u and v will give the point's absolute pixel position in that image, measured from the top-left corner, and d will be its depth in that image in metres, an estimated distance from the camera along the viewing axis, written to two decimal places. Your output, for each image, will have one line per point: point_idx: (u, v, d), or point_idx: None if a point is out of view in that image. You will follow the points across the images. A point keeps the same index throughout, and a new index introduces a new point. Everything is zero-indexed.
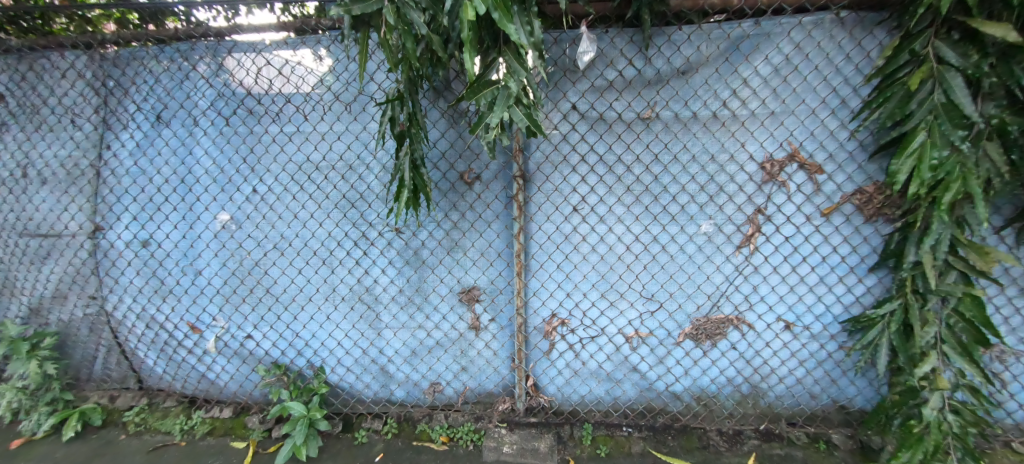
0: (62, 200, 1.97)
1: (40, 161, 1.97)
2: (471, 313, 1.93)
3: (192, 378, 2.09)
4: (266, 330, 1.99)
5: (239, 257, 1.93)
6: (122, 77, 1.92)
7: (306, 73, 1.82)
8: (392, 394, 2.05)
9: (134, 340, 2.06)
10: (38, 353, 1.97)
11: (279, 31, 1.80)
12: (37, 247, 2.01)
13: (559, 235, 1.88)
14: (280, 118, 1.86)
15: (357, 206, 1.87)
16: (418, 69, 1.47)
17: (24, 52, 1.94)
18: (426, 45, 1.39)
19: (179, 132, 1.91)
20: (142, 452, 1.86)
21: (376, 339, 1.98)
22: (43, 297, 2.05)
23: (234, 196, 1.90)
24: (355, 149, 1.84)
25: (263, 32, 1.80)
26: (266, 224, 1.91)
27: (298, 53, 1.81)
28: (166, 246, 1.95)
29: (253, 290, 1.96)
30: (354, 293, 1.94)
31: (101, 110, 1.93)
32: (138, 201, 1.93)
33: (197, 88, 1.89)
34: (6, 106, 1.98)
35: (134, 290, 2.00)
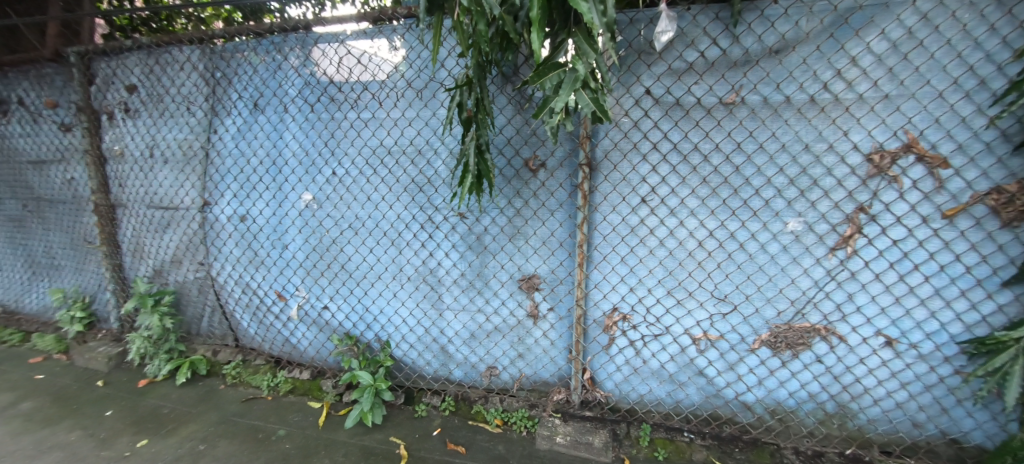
0: (180, 178, 2.26)
1: (163, 143, 2.27)
2: (530, 302, 1.93)
3: (278, 340, 2.31)
4: (340, 303, 2.15)
5: (319, 234, 2.10)
6: (227, 69, 2.14)
7: (382, 62, 1.90)
8: (450, 373, 2.12)
9: (233, 303, 2.32)
10: (161, 308, 2.31)
11: (359, 21, 1.85)
12: (160, 217, 2.34)
13: (625, 227, 1.80)
14: (357, 105, 1.96)
15: (425, 190, 1.93)
16: (487, 54, 1.47)
17: (152, 48, 2.21)
18: (497, 29, 1.38)
19: (272, 118, 2.09)
20: (238, 401, 2.16)
21: (438, 319, 2.05)
22: (164, 261, 2.38)
23: (317, 178, 2.06)
24: (425, 134, 1.90)
25: (345, 23, 1.89)
26: (343, 205, 2.04)
27: (374, 44, 1.89)
28: (259, 221, 2.17)
29: (330, 266, 2.12)
30: (419, 274, 2.02)
31: (210, 98, 2.17)
32: (238, 180, 2.17)
33: (287, 78, 2.05)
34: (138, 96, 2.30)
35: (233, 259, 2.25)
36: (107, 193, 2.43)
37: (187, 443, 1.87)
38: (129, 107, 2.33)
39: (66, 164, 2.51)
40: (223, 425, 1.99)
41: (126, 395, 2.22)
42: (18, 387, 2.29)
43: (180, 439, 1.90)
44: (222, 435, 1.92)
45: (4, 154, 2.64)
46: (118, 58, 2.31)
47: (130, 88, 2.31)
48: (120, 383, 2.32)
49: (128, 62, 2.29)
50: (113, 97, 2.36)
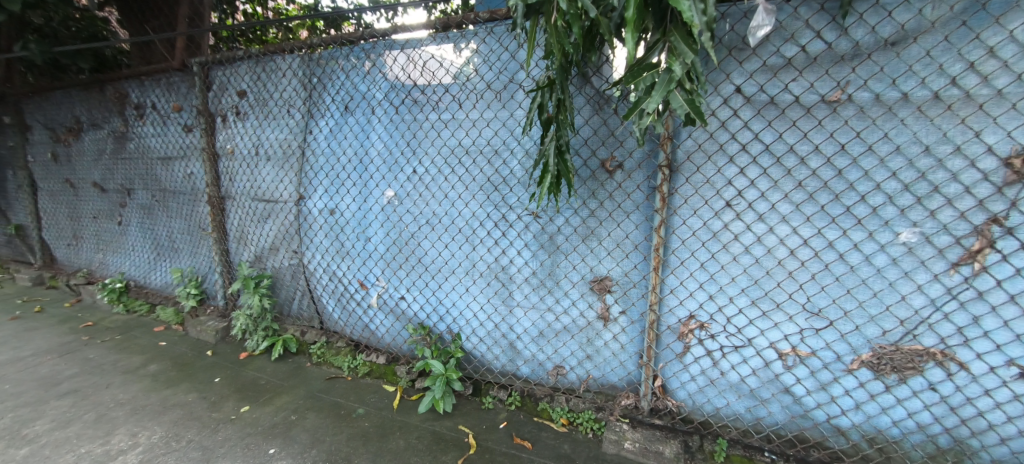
0: (279, 174, 2.51)
1: (266, 142, 2.53)
2: (601, 303, 1.91)
3: (358, 326, 2.49)
4: (415, 295, 2.27)
5: (400, 228, 2.23)
6: (322, 74, 2.33)
7: (446, 65, 2.01)
8: (517, 369, 2.16)
9: (320, 288, 2.54)
10: (260, 290, 2.58)
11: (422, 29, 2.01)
12: (262, 209, 2.61)
13: (707, 232, 1.72)
14: (438, 106, 2.06)
15: (500, 190, 1.98)
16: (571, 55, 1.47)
17: (259, 57, 2.47)
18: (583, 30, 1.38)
19: (360, 119, 2.25)
20: (323, 379, 2.36)
21: (507, 316, 2.10)
22: (264, 248, 2.66)
23: (398, 176, 2.19)
24: (501, 135, 1.95)
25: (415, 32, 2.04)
26: (422, 202, 2.15)
27: (441, 47, 2.01)
28: (346, 214, 2.35)
29: (408, 259, 2.25)
30: (491, 271, 2.08)
31: (306, 101, 2.38)
32: (329, 177, 2.36)
33: (375, 82, 2.19)
34: (247, 100, 2.57)
35: (322, 248, 2.46)
36: (219, 186, 2.76)
37: (281, 412, 2.08)
38: (239, 110, 2.61)
39: (187, 161, 2.87)
40: (310, 399, 2.19)
41: (230, 366, 2.51)
42: (148, 351, 2.68)
43: (275, 409, 2.11)
44: (309, 408, 2.12)
45: (139, 152, 3.07)
46: (231, 67, 2.59)
47: (240, 94, 2.58)
48: (225, 354, 2.63)
49: (239, 70, 2.57)
50: (225, 101, 2.66)
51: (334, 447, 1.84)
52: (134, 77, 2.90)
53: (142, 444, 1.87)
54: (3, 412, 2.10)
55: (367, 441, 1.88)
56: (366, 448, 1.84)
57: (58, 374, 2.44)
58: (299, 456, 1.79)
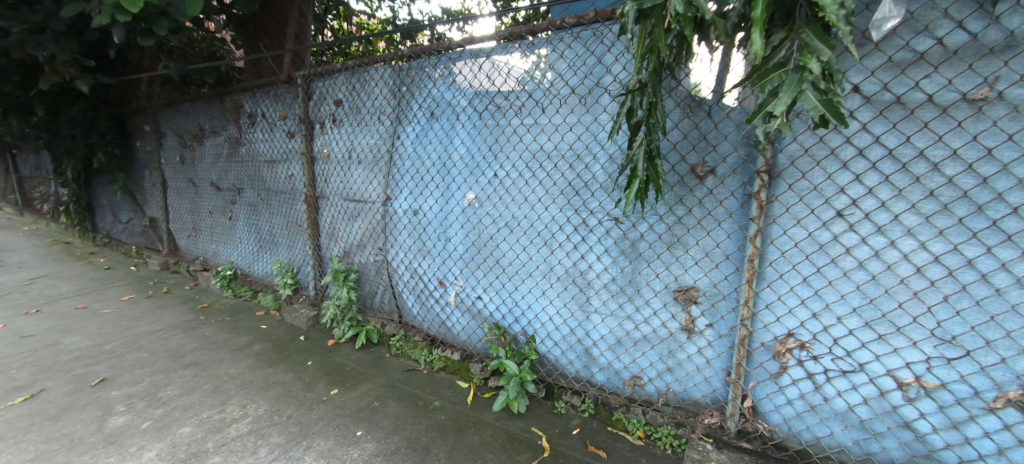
0: (369, 176, 2.70)
1: (359, 147, 2.74)
2: (686, 315, 1.83)
3: (435, 322, 2.60)
4: (491, 295, 2.34)
5: (479, 230, 2.31)
6: (411, 83, 2.48)
7: (519, 72, 2.08)
8: (592, 376, 2.13)
9: (402, 284, 2.69)
10: (348, 283, 2.81)
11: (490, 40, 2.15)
12: (352, 209, 2.83)
13: (811, 244, 1.59)
14: (521, 111, 2.10)
15: (582, 194, 1.98)
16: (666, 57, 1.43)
17: (355, 68, 2.68)
18: (678, 31, 1.35)
19: (445, 125, 2.37)
20: (401, 370, 2.50)
21: (584, 321, 2.10)
22: (352, 244, 2.88)
23: (480, 179, 2.27)
24: (584, 139, 1.94)
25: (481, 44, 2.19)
26: (502, 205, 2.21)
27: (511, 56, 2.10)
28: (428, 215, 2.48)
29: (486, 260, 2.32)
30: (570, 275, 2.08)
31: (395, 108, 2.55)
32: (414, 179, 2.51)
33: (460, 89, 2.29)
34: (342, 108, 2.80)
35: (405, 247, 2.61)
36: (314, 187, 3.03)
37: (365, 398, 2.23)
38: (335, 117, 2.85)
39: (289, 163, 3.18)
40: (390, 388, 2.33)
41: (320, 351, 2.74)
42: (252, 333, 3.01)
43: (359, 394, 2.27)
44: (390, 397, 2.25)
45: (249, 156, 3.47)
46: (330, 78, 2.84)
47: (337, 102, 2.82)
48: (316, 340, 2.88)
49: (337, 81, 2.80)
50: (324, 109, 2.91)
51: (414, 435, 1.94)
52: (248, 89, 3.27)
53: (250, 415, 2.09)
54: (143, 376, 2.46)
55: (444, 434, 1.95)
56: (443, 439, 1.91)
57: (183, 347, 2.82)
58: (383, 441, 1.90)
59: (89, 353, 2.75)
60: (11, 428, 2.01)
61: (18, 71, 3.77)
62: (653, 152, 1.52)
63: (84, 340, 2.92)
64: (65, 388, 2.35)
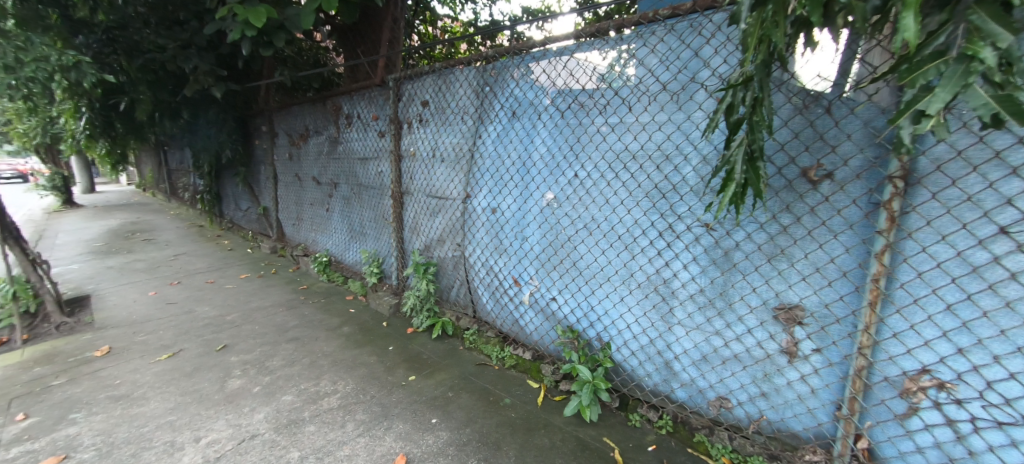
0: (451, 174, 2.81)
1: (442, 146, 2.86)
2: (788, 336, 1.63)
3: (509, 320, 2.64)
4: (567, 297, 2.31)
5: (556, 231, 2.29)
6: (495, 83, 2.51)
7: (603, 70, 2.01)
8: (672, 391, 2.01)
9: (477, 280, 2.77)
10: (427, 276, 2.97)
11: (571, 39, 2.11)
12: (434, 205, 2.96)
13: (961, 265, 1.29)
14: (606, 110, 2.03)
15: (669, 198, 1.86)
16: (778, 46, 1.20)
17: (442, 70, 2.79)
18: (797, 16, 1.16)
19: (526, 125, 2.37)
20: (474, 364, 2.57)
21: (665, 332, 1.98)
22: (433, 239, 3.02)
23: (560, 179, 2.24)
24: (675, 139, 1.81)
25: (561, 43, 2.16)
26: (581, 206, 2.17)
27: (594, 54, 2.04)
28: (506, 214, 2.52)
29: (563, 262, 2.30)
30: (651, 283, 1.98)
31: (478, 108, 2.61)
32: (494, 178, 2.56)
33: (542, 89, 2.28)
34: (428, 109, 2.93)
35: (482, 244, 2.68)
36: (400, 184, 3.23)
37: (440, 387, 2.33)
38: (422, 117, 2.99)
39: (379, 161, 3.43)
40: (463, 380, 2.40)
41: (400, 338, 2.92)
42: (342, 315, 3.30)
43: (435, 382, 2.37)
44: (463, 388, 2.32)
45: (345, 154, 3.80)
46: (418, 80, 2.99)
47: (423, 103, 2.96)
48: (397, 327, 3.08)
49: (424, 83, 2.94)
50: (411, 110, 3.07)
51: (485, 429, 1.98)
52: (347, 93, 3.57)
53: (339, 391, 2.30)
54: (255, 346, 2.82)
55: (514, 431, 1.97)
56: (513, 437, 1.93)
57: (287, 322, 3.19)
58: (456, 431, 1.97)
59: (216, 321, 3.22)
60: (160, 380, 2.43)
61: (171, 81, 4.50)
62: (756, 153, 1.27)
63: (213, 310, 3.44)
64: (198, 350, 2.77)
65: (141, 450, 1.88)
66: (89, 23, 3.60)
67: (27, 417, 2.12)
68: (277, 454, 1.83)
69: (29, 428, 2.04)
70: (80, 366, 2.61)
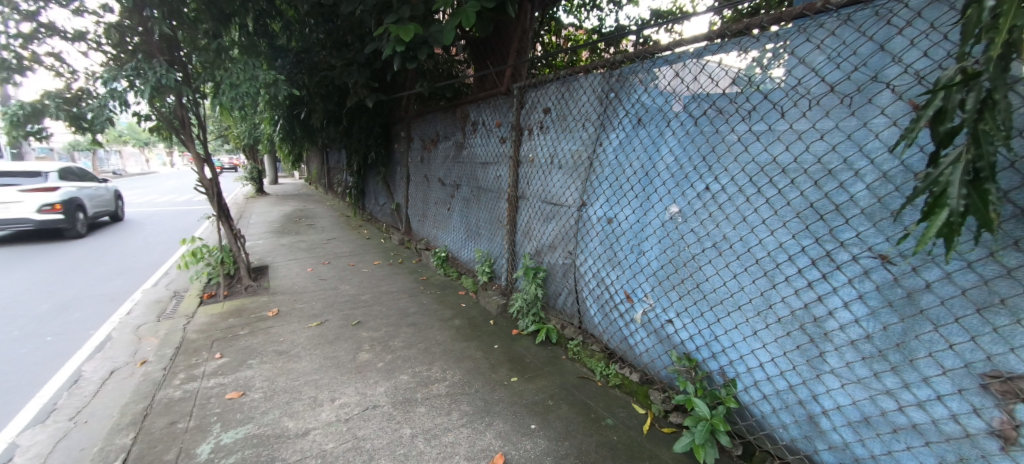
0: (568, 182, 2.80)
1: (561, 152, 2.86)
2: (1003, 415, 1.21)
3: (617, 336, 2.52)
4: (686, 322, 2.11)
5: (678, 248, 2.11)
6: (620, 89, 2.41)
7: (749, 72, 1.77)
8: (816, 452, 1.69)
9: (587, 291, 2.71)
10: (537, 280, 3.00)
11: (709, 39, 1.92)
12: (549, 211, 2.99)
13: None
14: (751, 116, 1.77)
15: (829, 220, 1.55)
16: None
17: (567, 77, 2.79)
18: None
19: (653, 133, 2.23)
20: (576, 376, 2.50)
21: (811, 380, 1.66)
22: (544, 244, 3.05)
23: (687, 192, 2.05)
24: (843, 150, 1.50)
25: (695, 43, 1.99)
26: (711, 222, 1.96)
27: (738, 56, 1.81)
28: (623, 225, 2.41)
29: (684, 281, 2.10)
30: (796, 319, 1.68)
31: (601, 114, 2.54)
32: (613, 187, 2.47)
33: (674, 94, 2.11)
34: (549, 115, 2.96)
35: (595, 254, 2.61)
36: (517, 188, 3.33)
37: (541, 393, 2.31)
38: (543, 124, 3.03)
39: (498, 166, 3.58)
40: (564, 390, 2.35)
41: (506, 338, 3.00)
42: (454, 308, 3.53)
43: (536, 388, 2.37)
44: (564, 399, 2.27)
45: (469, 158, 4.07)
46: (542, 88, 3.03)
47: (546, 110, 2.99)
48: (502, 326, 3.18)
49: (548, 91, 2.97)
50: (533, 117, 3.14)
51: (584, 447, 1.90)
52: (475, 101, 3.83)
53: (447, 379, 2.44)
54: (381, 326, 3.18)
55: (615, 456, 1.84)
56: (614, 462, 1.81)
57: (407, 308, 3.53)
58: (554, 441, 1.93)
59: (353, 299, 3.73)
60: (310, 343, 2.89)
61: (336, 94, 5.37)
62: (982, 173, 0.89)
63: (352, 289, 3.99)
64: (338, 323, 3.24)
65: (292, 399, 2.25)
66: (284, 48, 4.52)
67: (222, 357, 2.72)
68: (393, 428, 2.01)
69: (222, 365, 2.62)
70: (258, 321, 3.26)
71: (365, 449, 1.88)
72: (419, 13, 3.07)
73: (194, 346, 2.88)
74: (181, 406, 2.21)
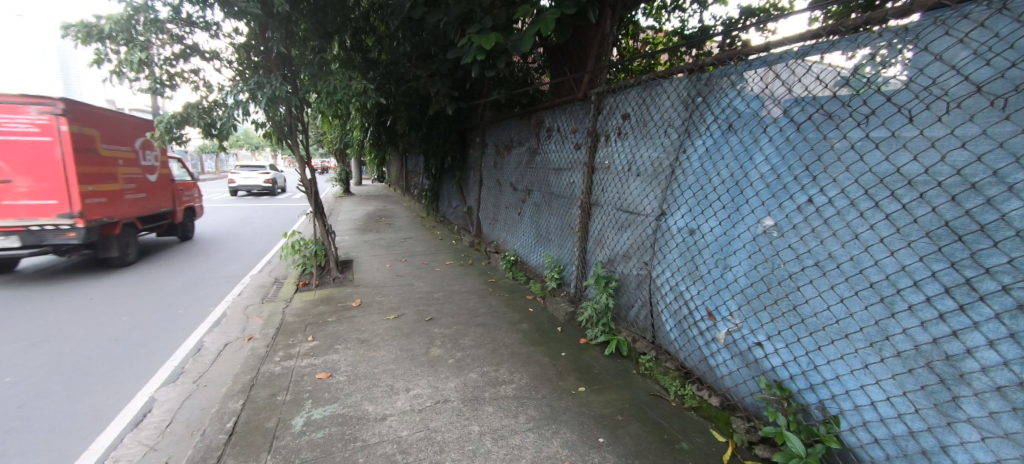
0: (647, 189, 2.71)
1: (639, 159, 2.78)
2: None
3: (695, 355, 2.38)
4: (778, 346, 1.92)
5: (772, 265, 1.93)
6: (709, 93, 2.28)
7: (865, 72, 1.56)
8: None
9: (663, 305, 2.59)
10: (608, 289, 2.94)
11: (817, 37, 1.72)
12: (624, 219, 2.91)
13: None
14: (868, 121, 1.55)
15: (970, 242, 1.29)
16: None
17: (649, 82, 2.70)
18: None
19: (745, 139, 2.07)
20: (648, 393, 2.39)
21: (940, 428, 1.40)
22: (618, 253, 2.98)
23: (784, 204, 1.87)
24: (993, 161, 1.23)
25: (799, 42, 1.80)
26: (813, 238, 1.75)
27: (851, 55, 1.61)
28: (708, 237, 2.27)
29: (777, 302, 1.91)
30: (922, 355, 1.43)
31: (686, 120, 2.42)
32: (697, 197, 2.34)
33: (774, 97, 1.93)
34: (628, 121, 2.89)
35: (674, 266, 2.49)
36: (590, 195, 3.30)
37: (610, 406, 2.24)
38: (621, 131, 2.97)
39: (572, 172, 3.57)
40: (634, 407, 2.26)
41: (573, 346, 2.96)
42: (522, 312, 3.57)
43: (604, 400, 2.30)
44: (635, 416, 2.17)
45: (542, 164, 4.10)
46: (621, 93, 2.97)
47: (625, 116, 2.92)
48: (570, 334, 3.14)
49: (628, 96, 2.90)
50: (611, 123, 3.09)
51: None
52: (550, 107, 3.86)
53: (515, 382, 2.47)
54: (452, 323, 3.32)
55: None
56: None
57: (477, 309, 3.63)
58: (624, 458, 1.85)
59: (427, 296, 3.94)
60: (389, 334, 3.10)
61: (419, 102, 5.73)
62: None
63: (426, 286, 4.21)
64: (413, 317, 3.43)
65: (372, 385, 2.42)
66: (375, 61, 4.93)
67: (314, 340, 3.01)
68: (462, 423, 2.08)
69: (314, 347, 2.90)
70: (344, 310, 3.57)
71: (436, 440, 1.95)
72: (500, 23, 3.18)
73: (292, 328, 3.23)
74: (281, 380, 2.49)
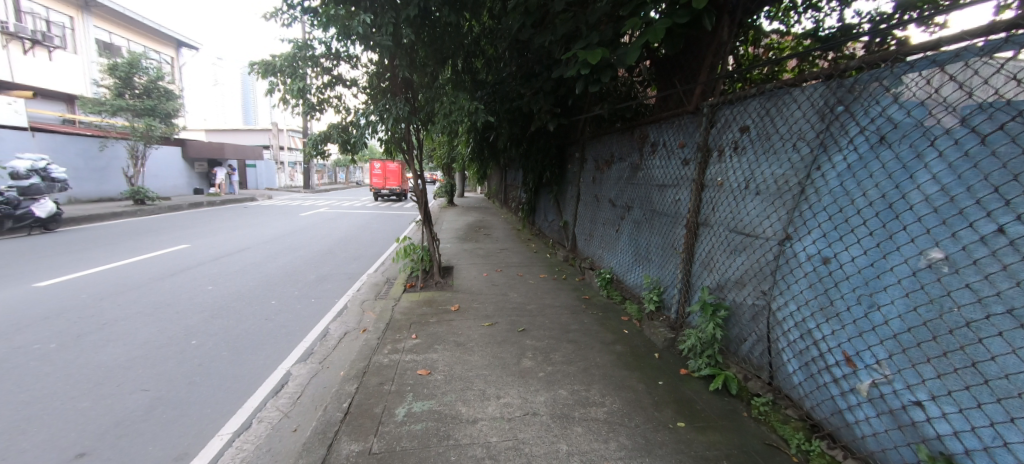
0: (768, 210, 2.43)
1: (761, 177, 2.50)
2: None
3: (828, 406, 2.03)
4: (946, 410, 1.53)
5: (939, 307, 1.54)
6: (852, 101, 1.96)
7: None
8: None
9: (786, 342, 2.27)
10: (716, 318, 2.69)
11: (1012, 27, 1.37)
12: (739, 241, 2.64)
13: None
14: None
15: None
16: None
17: (775, 91, 2.43)
18: None
19: (903, 154, 1.71)
20: (761, 441, 2.10)
21: None
22: (729, 279, 2.71)
23: (960, 233, 1.49)
24: None
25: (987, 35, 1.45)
26: (1004, 278, 1.35)
27: None
28: (849, 268, 1.93)
29: (946, 354, 1.52)
30: None
31: (822, 132, 2.12)
32: (835, 220, 2.01)
33: (946, 102, 1.56)
34: (748, 134, 2.63)
35: (802, 299, 2.17)
36: (699, 214, 3.08)
37: (714, 450, 2.02)
38: (738, 145, 2.72)
39: (678, 188, 3.36)
40: (745, 454, 2.00)
41: (672, 376, 2.75)
42: (617, 333, 3.43)
43: (708, 442, 2.08)
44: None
45: (644, 180, 3.93)
46: (740, 104, 2.72)
47: (743, 129, 2.68)
48: (669, 362, 2.93)
49: (748, 107, 2.65)
50: (726, 136, 2.84)
51: None
52: (656, 121, 3.70)
53: (606, 406, 2.38)
54: (544, 337, 3.33)
55: None
56: None
57: (569, 325, 3.59)
58: None
59: (521, 307, 4.03)
60: (483, 340, 3.24)
61: (521, 119, 5.97)
62: None
63: (519, 297, 4.31)
64: (507, 326, 3.54)
65: (466, 387, 2.55)
66: (483, 81, 5.27)
67: (418, 338, 3.28)
68: (550, 440, 2.06)
69: (417, 345, 3.16)
70: (444, 313, 3.83)
71: (524, 452, 1.97)
72: (606, 37, 3.16)
73: (399, 325, 3.56)
74: (388, 371, 2.76)
